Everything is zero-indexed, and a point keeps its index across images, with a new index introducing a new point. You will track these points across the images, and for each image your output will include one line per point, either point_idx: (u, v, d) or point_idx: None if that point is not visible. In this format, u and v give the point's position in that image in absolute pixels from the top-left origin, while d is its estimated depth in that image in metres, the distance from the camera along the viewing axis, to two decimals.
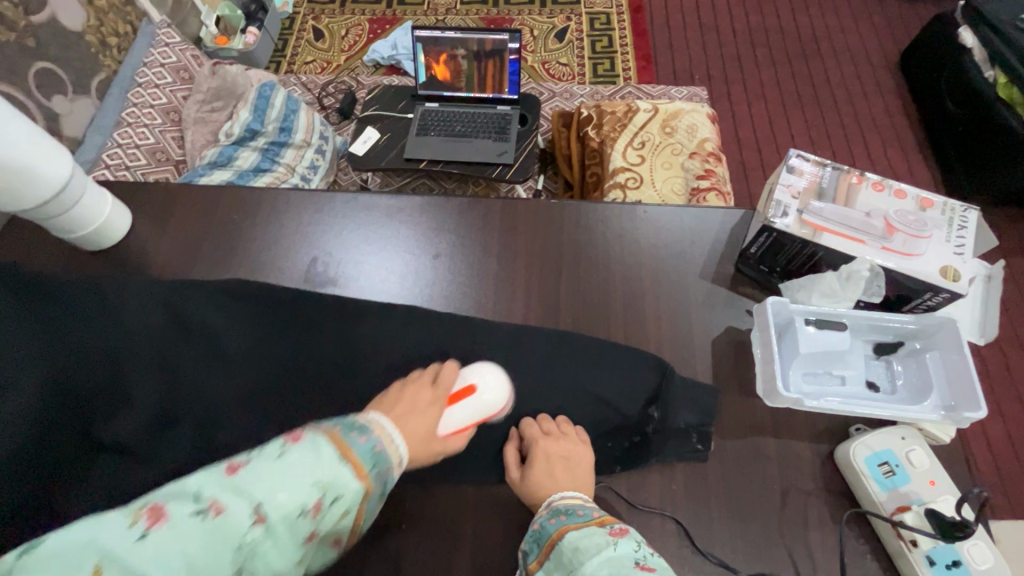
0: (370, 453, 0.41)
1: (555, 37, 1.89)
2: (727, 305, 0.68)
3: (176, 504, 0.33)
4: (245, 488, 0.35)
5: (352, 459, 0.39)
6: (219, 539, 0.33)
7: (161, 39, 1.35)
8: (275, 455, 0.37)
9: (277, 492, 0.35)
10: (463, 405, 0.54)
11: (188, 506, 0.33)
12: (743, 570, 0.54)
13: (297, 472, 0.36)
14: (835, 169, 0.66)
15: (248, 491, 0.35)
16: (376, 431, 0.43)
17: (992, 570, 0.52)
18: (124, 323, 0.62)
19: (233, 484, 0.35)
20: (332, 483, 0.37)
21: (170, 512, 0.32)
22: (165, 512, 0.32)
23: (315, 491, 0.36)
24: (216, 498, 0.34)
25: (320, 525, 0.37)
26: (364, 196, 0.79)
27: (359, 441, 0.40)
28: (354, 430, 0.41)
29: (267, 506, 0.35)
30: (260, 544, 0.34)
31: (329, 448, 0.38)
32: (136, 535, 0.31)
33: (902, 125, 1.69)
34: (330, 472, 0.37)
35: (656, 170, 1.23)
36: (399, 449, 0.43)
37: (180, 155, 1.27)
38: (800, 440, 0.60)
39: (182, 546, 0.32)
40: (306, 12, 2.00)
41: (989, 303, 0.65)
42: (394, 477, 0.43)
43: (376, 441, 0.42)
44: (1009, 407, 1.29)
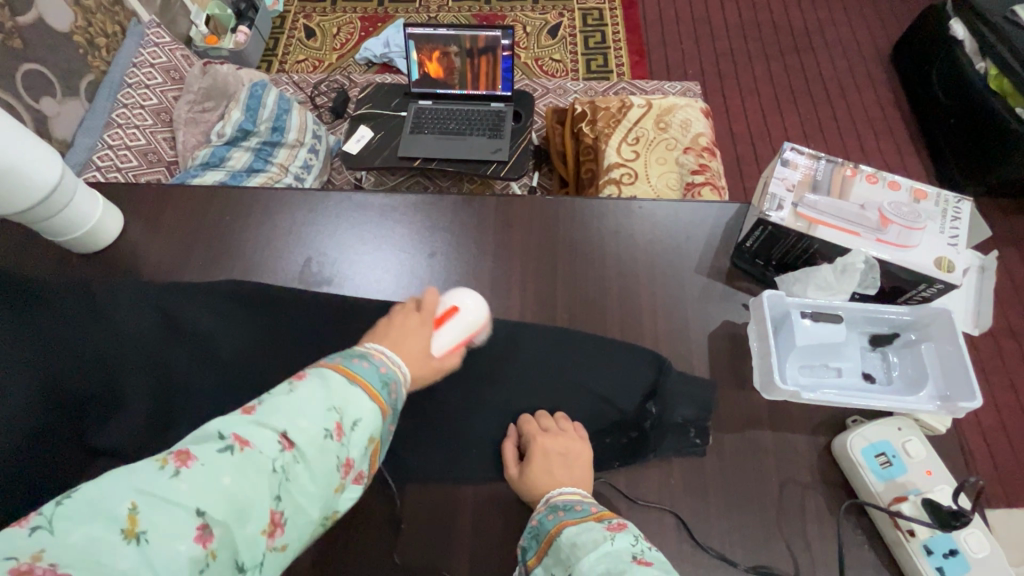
0: (376, 374, 0.42)
1: (548, 33, 1.88)
2: (723, 299, 0.68)
3: (201, 446, 0.33)
4: (266, 421, 0.36)
5: (361, 383, 0.40)
6: (249, 468, 0.33)
7: (151, 39, 1.34)
8: (286, 391, 0.38)
9: (298, 419, 0.36)
10: (450, 325, 0.53)
11: (213, 444, 0.34)
12: (742, 562, 0.54)
13: (310, 399, 0.37)
14: (829, 162, 0.66)
15: (270, 423, 0.36)
16: (376, 357, 0.44)
17: (990, 558, 0.52)
18: (117, 328, 0.63)
19: (253, 421, 0.36)
20: (346, 406, 0.38)
21: (197, 453, 0.33)
22: (192, 452, 0.33)
23: (332, 414, 0.37)
24: (239, 432, 0.35)
25: (348, 449, 0.38)
26: (358, 195, 0.78)
27: (362, 365, 0.42)
28: (355, 358, 0.42)
29: (292, 432, 0.36)
30: (291, 468, 0.35)
31: (336, 376, 0.39)
32: (169, 475, 0.31)
33: (895, 118, 1.70)
34: (341, 396, 0.38)
35: (650, 166, 1.23)
36: (402, 370, 0.45)
37: (173, 156, 1.26)
38: (797, 432, 0.60)
39: (214, 479, 0.32)
40: (297, 10, 1.99)
41: (984, 293, 0.65)
42: (403, 399, 0.44)
43: (378, 365, 0.43)
44: (1003, 396, 1.30)
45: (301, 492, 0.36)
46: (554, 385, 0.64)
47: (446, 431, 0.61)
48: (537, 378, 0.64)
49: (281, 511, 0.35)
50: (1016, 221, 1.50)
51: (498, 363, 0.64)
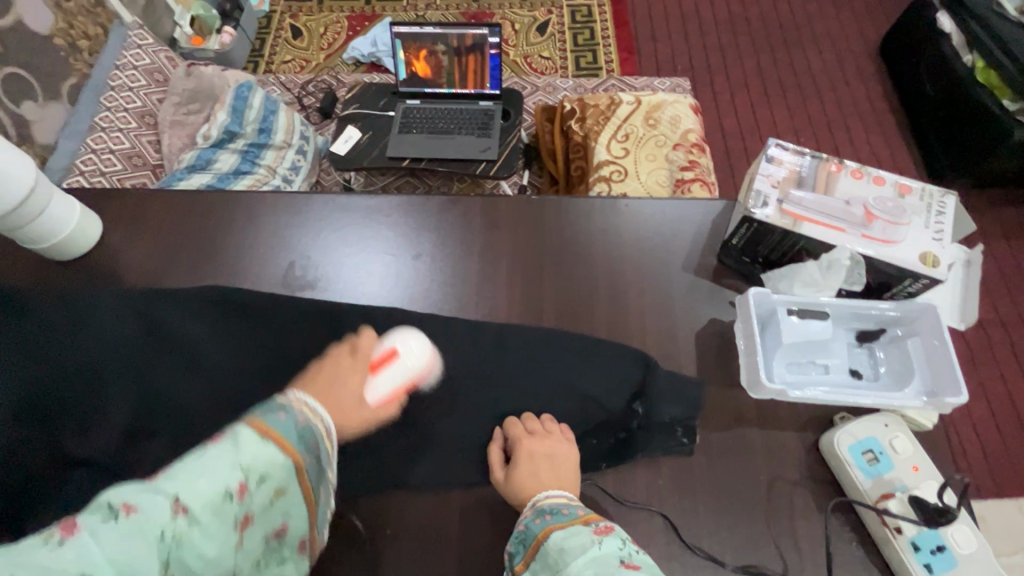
0: (293, 428, 0.42)
1: (537, 30, 1.87)
2: (710, 296, 0.68)
3: (89, 514, 0.33)
4: (163, 484, 0.35)
5: (275, 438, 0.40)
6: (140, 535, 0.33)
7: (133, 40, 1.32)
8: (191, 453, 0.37)
9: (197, 482, 0.36)
10: (387, 371, 0.56)
11: (101, 513, 0.33)
12: (730, 561, 0.54)
13: (215, 461, 0.37)
14: (814, 158, 0.66)
15: (165, 486, 0.35)
16: (295, 407, 0.44)
17: (977, 554, 0.52)
18: (100, 336, 0.62)
19: (149, 485, 0.35)
20: (254, 466, 0.38)
21: (84, 522, 0.32)
22: (78, 522, 0.32)
23: (236, 475, 0.37)
24: (132, 498, 0.34)
25: (250, 507, 0.38)
26: (341, 197, 0.77)
27: (279, 419, 0.42)
28: (272, 410, 0.42)
29: (189, 497, 0.35)
30: (186, 535, 0.34)
31: (248, 433, 0.40)
32: (49, 547, 0.31)
33: (884, 111, 1.70)
34: (249, 455, 0.38)
35: (640, 163, 1.23)
36: (324, 420, 0.45)
37: (158, 160, 1.24)
38: (785, 430, 0.60)
39: (99, 549, 0.32)
40: (283, 10, 1.97)
41: (969, 288, 0.65)
42: (326, 451, 0.45)
43: (297, 417, 0.43)
44: (993, 388, 1.30)
45: (198, 555, 0.35)
46: (541, 387, 0.63)
47: (433, 435, 0.61)
48: (524, 379, 0.63)
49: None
50: (1004, 213, 1.51)
51: (485, 365, 0.64)
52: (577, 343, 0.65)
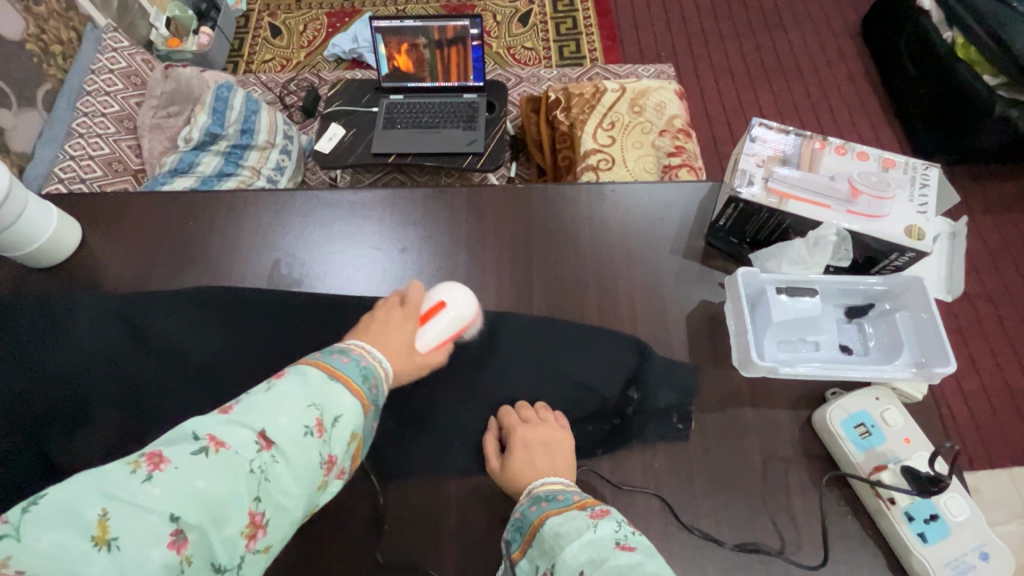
0: (357, 369, 0.45)
1: (519, 21, 1.86)
2: (700, 279, 0.68)
3: (175, 447, 0.35)
4: (244, 421, 0.38)
5: (341, 378, 0.43)
6: (230, 468, 0.35)
7: (108, 43, 1.29)
8: (264, 392, 0.40)
9: (276, 417, 0.39)
10: (435, 321, 0.56)
11: (188, 445, 0.35)
12: (728, 540, 0.54)
13: (290, 398, 0.40)
14: (797, 135, 0.66)
15: (246, 422, 0.38)
16: (356, 352, 0.47)
17: (969, 520, 0.52)
18: (79, 341, 0.63)
19: (229, 421, 0.38)
20: (325, 404, 0.41)
21: (170, 455, 0.34)
22: (165, 455, 0.34)
23: (311, 412, 0.40)
24: (215, 433, 0.36)
25: (329, 446, 0.41)
26: (325, 192, 0.76)
27: (341, 362, 0.45)
28: (335, 355, 0.46)
29: (270, 430, 0.38)
30: (270, 468, 0.37)
31: (316, 373, 0.42)
32: (141, 479, 0.33)
33: (867, 91, 1.71)
34: (321, 393, 0.41)
35: (627, 150, 1.22)
36: (383, 365, 0.49)
37: (139, 165, 1.23)
38: (778, 408, 0.60)
39: (194, 479, 0.34)
40: (260, 9, 1.94)
41: (954, 259, 0.65)
42: (382, 392, 0.48)
43: (359, 359, 0.46)
44: (982, 360, 1.32)
45: (282, 491, 0.38)
46: (534, 375, 0.63)
47: (428, 429, 0.60)
48: (517, 368, 0.63)
49: (261, 511, 0.37)
50: (988, 188, 1.53)
51: (478, 355, 0.64)
52: (569, 330, 0.65)
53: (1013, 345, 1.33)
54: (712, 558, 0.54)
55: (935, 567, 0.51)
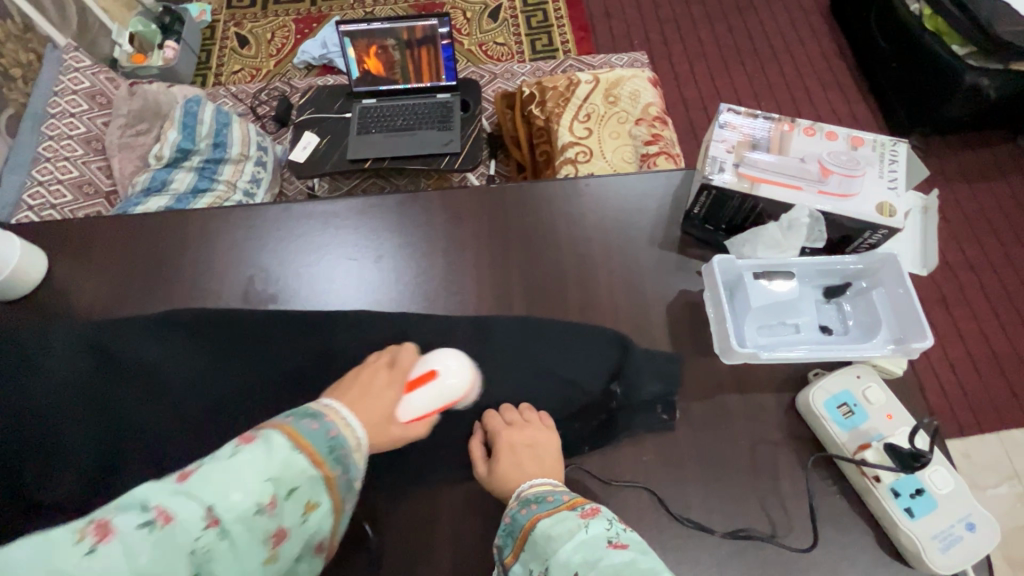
0: (324, 440, 0.42)
1: (489, 17, 1.84)
2: (679, 268, 0.68)
3: (122, 517, 0.32)
4: (196, 490, 0.34)
5: (307, 449, 0.39)
6: (170, 545, 0.32)
7: (69, 64, 1.26)
8: (225, 456, 0.36)
9: (230, 492, 0.35)
10: (423, 390, 0.57)
11: (134, 516, 0.32)
12: (719, 528, 0.54)
13: (251, 467, 0.36)
14: (766, 119, 0.66)
15: (197, 493, 0.34)
16: (328, 420, 0.44)
17: (954, 493, 0.52)
18: (48, 373, 0.61)
19: (181, 490, 0.34)
20: (286, 476, 0.37)
21: (117, 525, 0.31)
22: (112, 526, 0.31)
23: (269, 486, 0.36)
24: (164, 504, 0.33)
25: (284, 522, 0.37)
26: (296, 205, 0.74)
27: (310, 429, 0.41)
28: (305, 419, 0.42)
29: (221, 505, 0.34)
30: (214, 548, 0.33)
31: (281, 439, 0.39)
32: (82, 552, 0.30)
33: (840, 68, 1.72)
34: (283, 463, 0.37)
35: (604, 141, 1.22)
36: (356, 434, 0.45)
37: (111, 186, 1.19)
38: (762, 392, 0.60)
39: (131, 557, 0.30)
40: (226, 18, 1.90)
41: (927, 232, 0.66)
42: (356, 465, 0.44)
43: (328, 428, 0.43)
44: (966, 328, 1.33)
45: (226, 573, 0.34)
46: (518, 375, 0.63)
47: (414, 437, 0.60)
48: (502, 369, 0.63)
49: None
50: (962, 157, 1.54)
51: None
52: (551, 328, 0.64)
53: (995, 311, 1.35)
54: (705, 548, 0.54)
55: (924, 541, 0.51)
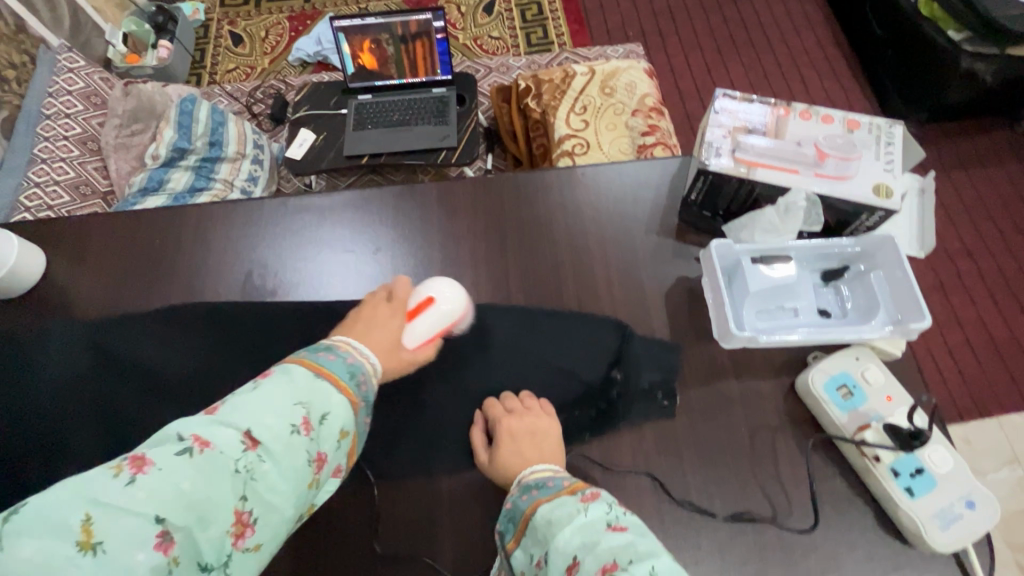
0: (343, 367, 0.45)
1: (484, 11, 1.83)
2: (676, 255, 0.68)
3: (159, 450, 0.34)
4: (227, 421, 0.37)
5: (327, 376, 0.43)
6: (214, 468, 0.35)
7: (63, 64, 1.25)
8: (250, 391, 0.40)
9: (261, 417, 0.38)
10: (424, 316, 0.56)
11: (172, 446, 0.35)
12: (720, 512, 0.55)
13: (276, 395, 0.40)
14: (762, 103, 0.66)
15: (230, 422, 0.37)
16: (343, 349, 0.48)
17: (953, 472, 0.53)
18: (54, 373, 0.63)
19: (213, 422, 0.37)
20: (311, 402, 0.41)
21: (154, 457, 0.34)
22: (148, 459, 0.34)
23: (298, 410, 0.40)
24: (199, 434, 0.36)
25: (317, 444, 0.41)
26: (292, 198, 0.74)
27: (327, 359, 0.45)
28: (320, 353, 0.46)
29: (255, 429, 0.38)
30: (256, 468, 0.37)
31: (301, 371, 0.43)
32: (123, 483, 0.32)
33: (836, 56, 1.71)
34: (306, 391, 0.41)
35: (601, 133, 1.22)
36: (371, 363, 0.49)
37: (108, 187, 1.19)
38: (761, 376, 0.61)
39: (174, 481, 0.33)
40: (219, 16, 1.89)
41: (925, 214, 0.66)
42: (372, 390, 0.48)
43: (345, 357, 0.47)
44: (965, 314, 1.34)
45: (270, 492, 0.37)
46: (518, 365, 0.63)
47: (415, 428, 0.60)
48: (501, 359, 0.63)
49: (248, 512, 0.36)
50: (959, 143, 1.54)
51: (460, 350, 0.64)
52: (549, 317, 0.64)
53: (993, 296, 1.35)
54: (707, 531, 0.54)
55: (924, 520, 0.51)
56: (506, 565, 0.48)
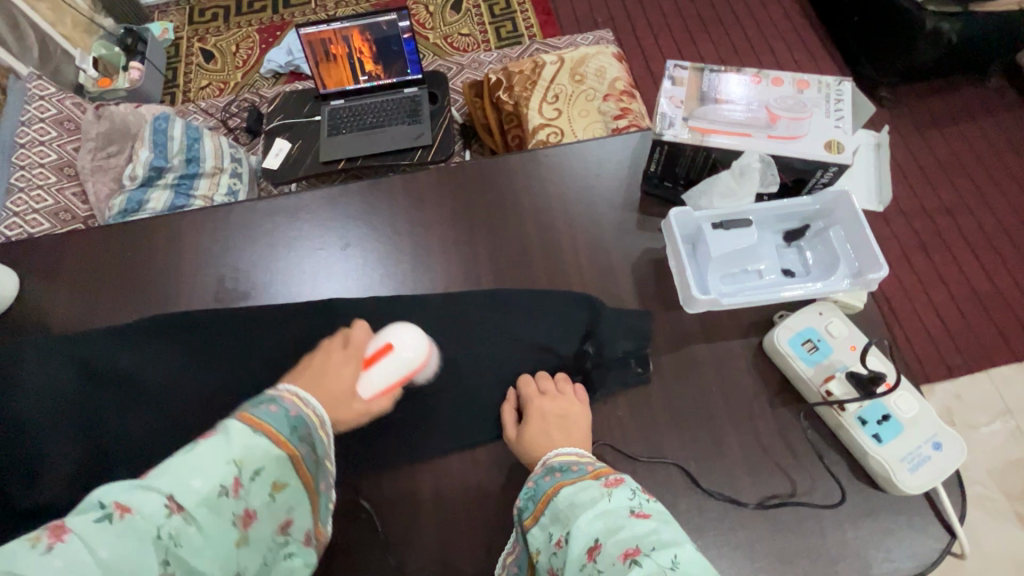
0: (286, 420, 0.43)
1: (452, 10, 1.84)
2: (641, 227, 0.69)
3: (79, 517, 0.32)
4: (156, 483, 0.35)
5: (267, 430, 0.41)
6: (135, 537, 0.32)
7: (34, 92, 1.19)
8: (184, 449, 0.37)
9: (190, 479, 0.35)
10: (382, 364, 0.54)
11: (92, 514, 0.32)
12: (698, 473, 0.55)
13: (209, 454, 0.37)
14: (712, 71, 0.66)
15: (157, 485, 0.35)
16: (286, 400, 0.44)
17: (919, 415, 0.54)
18: (25, 387, 0.59)
19: (139, 485, 0.35)
20: (248, 459, 0.38)
21: (73, 525, 0.32)
22: (68, 526, 0.32)
23: (231, 469, 0.37)
24: (123, 499, 0.33)
25: (247, 502, 0.38)
26: (259, 202, 0.74)
27: (270, 411, 0.42)
28: (263, 403, 0.43)
29: (183, 494, 0.35)
30: (182, 534, 0.34)
31: (239, 426, 0.40)
32: (40, 552, 0.30)
33: (805, 27, 1.72)
34: (243, 448, 0.39)
35: (574, 120, 1.22)
36: (316, 411, 0.46)
37: (88, 212, 1.15)
38: (730, 338, 0.62)
39: (93, 553, 0.31)
40: (189, 34, 1.89)
41: (882, 168, 0.68)
42: (316, 442, 0.45)
43: (289, 408, 0.44)
44: (948, 271, 1.34)
45: (198, 558, 0.35)
46: (492, 346, 0.63)
47: (393, 414, 0.60)
48: (475, 342, 0.63)
49: None
50: (931, 104, 1.55)
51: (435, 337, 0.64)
52: (520, 297, 0.65)
53: (976, 252, 1.36)
54: (688, 492, 0.55)
55: (892, 464, 0.52)
56: (523, 539, 0.49)
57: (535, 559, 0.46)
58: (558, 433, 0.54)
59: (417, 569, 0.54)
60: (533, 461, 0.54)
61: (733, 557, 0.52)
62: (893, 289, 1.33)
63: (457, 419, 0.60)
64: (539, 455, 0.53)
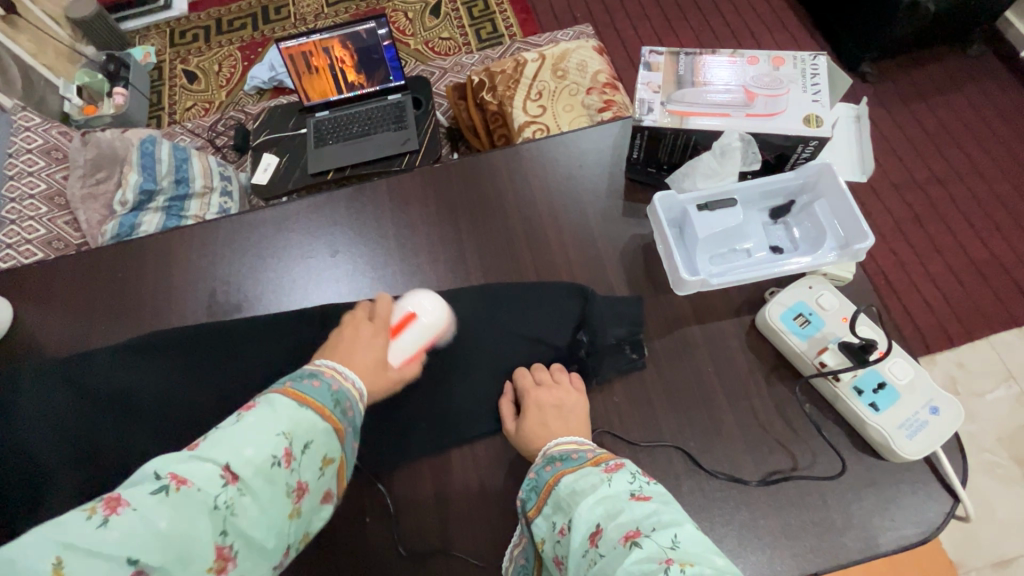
0: (329, 394, 0.44)
1: (431, 14, 1.85)
2: (626, 214, 0.69)
3: (134, 489, 0.33)
4: (208, 454, 0.36)
5: (312, 402, 0.42)
6: (192, 506, 0.34)
7: (19, 124, 1.18)
8: (233, 424, 0.39)
9: (242, 449, 0.37)
10: (409, 332, 0.56)
11: (148, 486, 0.34)
12: (698, 455, 0.55)
13: (259, 425, 0.39)
14: (687, 55, 0.66)
15: (211, 456, 0.36)
16: (327, 374, 0.46)
17: (914, 381, 0.54)
18: (21, 412, 0.59)
19: (192, 457, 0.36)
20: (295, 432, 0.40)
21: (129, 497, 0.33)
22: (123, 498, 0.33)
23: (281, 440, 0.39)
24: (176, 471, 0.35)
25: (297, 474, 0.39)
26: (246, 215, 0.74)
27: (314, 387, 0.44)
28: (305, 378, 0.45)
29: (236, 463, 0.36)
30: (237, 502, 0.36)
31: (285, 400, 0.41)
32: (96, 524, 0.31)
33: (784, 8, 1.72)
34: (291, 421, 0.40)
35: (559, 115, 1.22)
36: (357, 386, 0.47)
37: (81, 238, 1.13)
38: (722, 318, 0.62)
39: (152, 523, 0.32)
40: (171, 56, 1.89)
41: (863, 140, 0.69)
42: (359, 419, 0.47)
43: (331, 383, 0.45)
44: (942, 242, 1.34)
45: (252, 526, 0.36)
46: (487, 342, 0.63)
47: (391, 416, 0.60)
48: (469, 338, 0.63)
49: (229, 550, 0.35)
50: (913, 76, 1.55)
51: None
52: (510, 291, 0.65)
53: (969, 221, 1.36)
54: (690, 474, 0.54)
55: (891, 432, 0.52)
56: (528, 531, 0.49)
57: (540, 549, 0.46)
58: (556, 422, 0.54)
59: (424, 568, 0.54)
60: (533, 453, 0.54)
61: (739, 535, 0.52)
62: (888, 261, 1.33)
63: (456, 418, 0.59)
64: (538, 446, 0.53)
